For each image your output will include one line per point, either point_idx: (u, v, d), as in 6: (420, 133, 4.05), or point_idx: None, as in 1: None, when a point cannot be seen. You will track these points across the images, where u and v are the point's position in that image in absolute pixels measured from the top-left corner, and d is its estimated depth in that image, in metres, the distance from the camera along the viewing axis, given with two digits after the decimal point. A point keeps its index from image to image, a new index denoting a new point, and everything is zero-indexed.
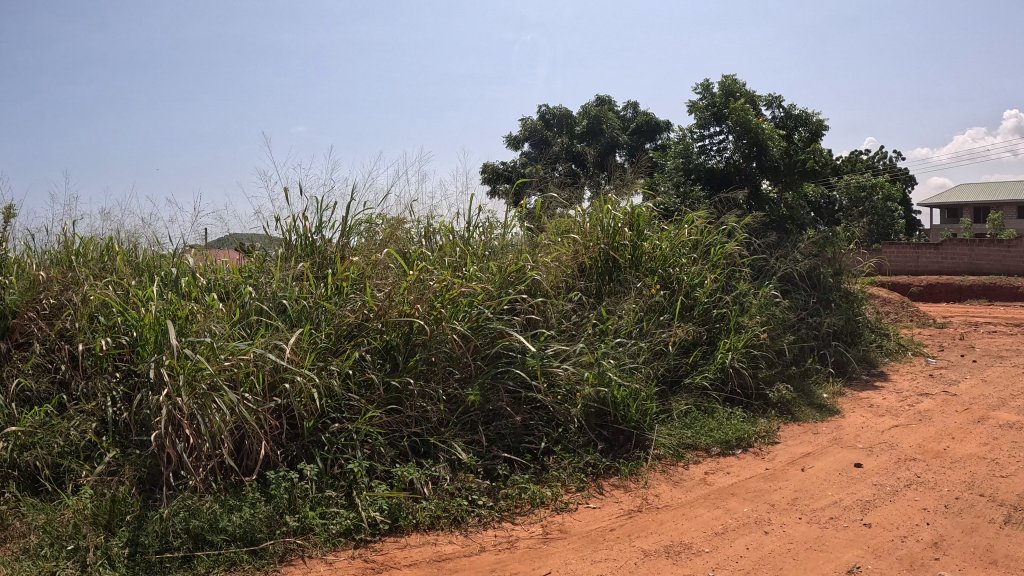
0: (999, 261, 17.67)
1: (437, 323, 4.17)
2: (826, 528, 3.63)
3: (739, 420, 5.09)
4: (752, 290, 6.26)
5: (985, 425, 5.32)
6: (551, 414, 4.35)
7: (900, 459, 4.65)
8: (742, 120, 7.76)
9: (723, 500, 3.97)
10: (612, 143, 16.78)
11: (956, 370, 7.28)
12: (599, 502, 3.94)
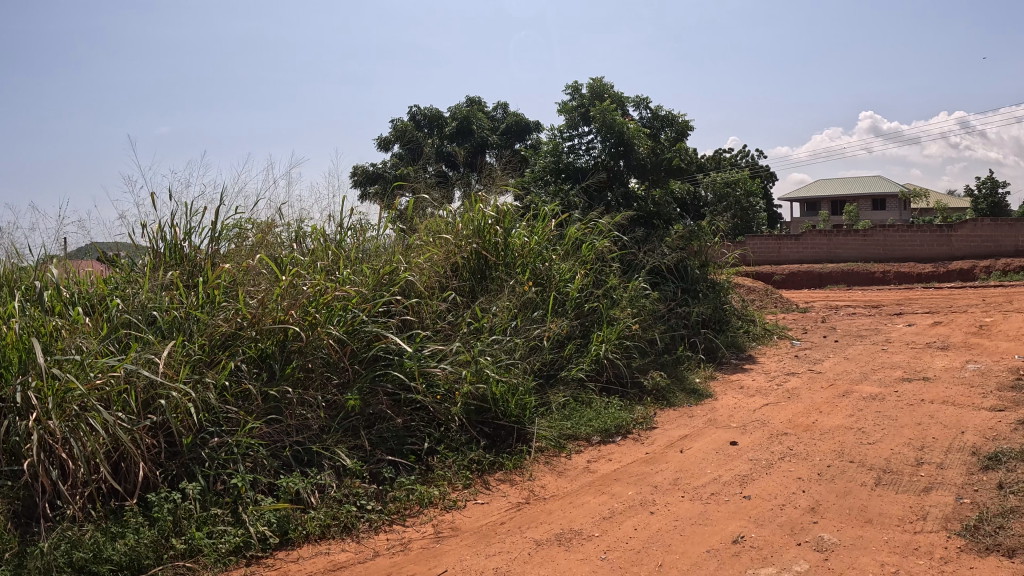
0: (856, 249, 18.96)
1: (312, 329, 4.12)
2: (708, 503, 3.80)
3: (617, 408, 5.28)
4: (623, 283, 6.53)
5: (849, 398, 5.71)
6: (433, 414, 4.38)
7: (773, 435, 4.93)
8: (609, 121, 8.04)
9: (608, 486, 4.10)
10: (482, 143, 17.23)
11: (820, 350, 7.77)
12: (487, 497, 4.00)
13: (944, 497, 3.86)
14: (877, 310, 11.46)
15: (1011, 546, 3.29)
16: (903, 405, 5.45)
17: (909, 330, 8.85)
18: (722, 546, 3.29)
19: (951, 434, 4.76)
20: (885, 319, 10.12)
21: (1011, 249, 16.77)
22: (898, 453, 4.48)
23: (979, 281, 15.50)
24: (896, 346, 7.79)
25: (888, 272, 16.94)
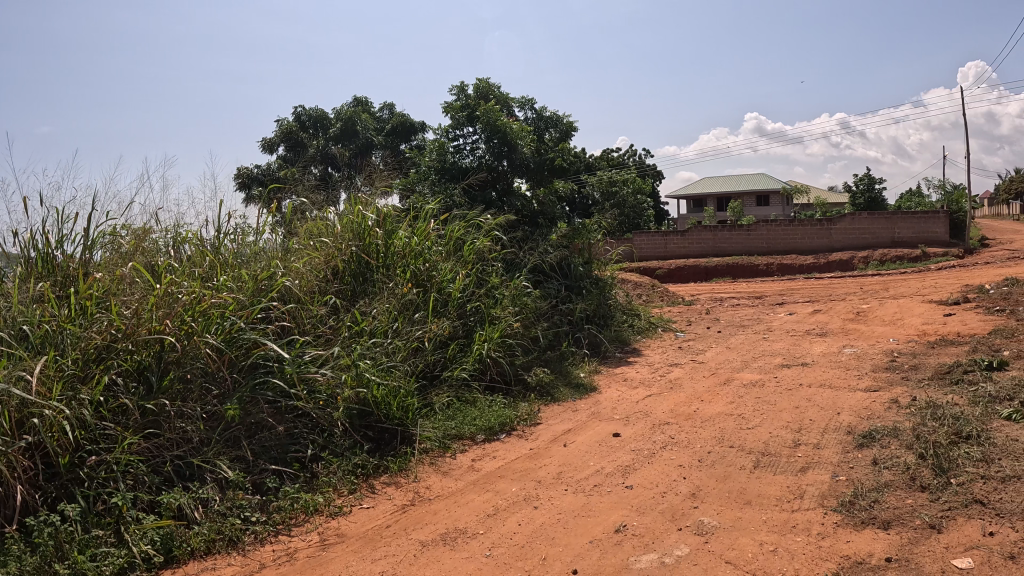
0: (741, 243, 19.63)
1: (189, 338, 3.99)
2: (592, 494, 3.87)
3: (500, 407, 5.35)
4: (504, 282, 6.65)
5: (730, 386, 5.94)
6: (317, 420, 4.35)
7: (655, 424, 5.06)
8: (492, 121, 8.10)
9: (492, 483, 4.12)
10: (367, 143, 18.69)
11: (702, 341, 8.09)
12: (372, 501, 3.97)
13: (820, 475, 4.05)
14: (759, 300, 11.98)
15: (884, 519, 3.50)
16: (782, 390, 5.74)
17: (789, 319, 9.56)
18: (604, 536, 3.35)
19: (827, 415, 5.02)
20: (766, 310, 10.64)
21: (886, 241, 18.18)
22: (776, 436, 4.68)
23: (858, 270, 16.43)
24: (776, 334, 8.33)
25: (772, 263, 17.69)
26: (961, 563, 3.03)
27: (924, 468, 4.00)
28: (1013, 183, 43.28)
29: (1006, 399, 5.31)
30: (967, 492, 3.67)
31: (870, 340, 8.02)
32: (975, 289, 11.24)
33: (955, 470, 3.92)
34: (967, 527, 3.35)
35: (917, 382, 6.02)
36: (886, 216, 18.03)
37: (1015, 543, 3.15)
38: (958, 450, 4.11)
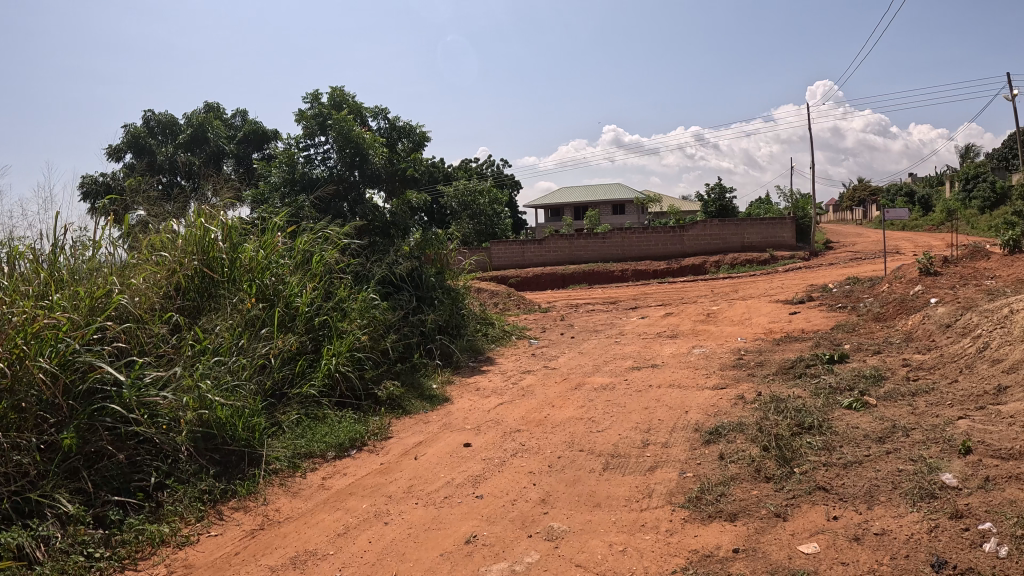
0: (595, 251, 19.98)
1: (20, 363, 3.71)
2: (442, 506, 4.11)
3: (351, 422, 5.62)
4: (352, 294, 6.89)
5: (582, 390, 6.70)
6: (160, 446, 4.20)
7: (506, 432, 5.61)
8: (346, 132, 8.29)
9: (341, 501, 4.30)
10: (217, 151, 19.17)
11: (556, 347, 8.97)
12: (219, 529, 3.93)
13: (669, 473, 4.43)
14: (614, 306, 12.69)
15: (730, 512, 3.79)
16: (632, 393, 6.44)
17: (641, 323, 10.39)
18: (455, 548, 3.47)
19: (675, 415, 5.58)
20: (620, 315, 11.41)
21: (738, 245, 19.16)
22: (626, 437, 5.19)
23: (709, 274, 17.33)
24: (629, 338, 9.23)
25: (626, 270, 18.25)
26: (807, 548, 3.36)
27: (768, 460, 4.42)
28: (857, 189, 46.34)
29: (846, 389, 5.87)
30: (810, 480, 4.11)
31: (718, 340, 8.69)
32: (818, 287, 12.15)
33: (796, 460, 4.37)
34: (812, 514, 3.74)
35: (762, 378, 6.58)
36: (735, 222, 19.05)
37: (857, 525, 3.56)
38: (799, 441, 4.62)
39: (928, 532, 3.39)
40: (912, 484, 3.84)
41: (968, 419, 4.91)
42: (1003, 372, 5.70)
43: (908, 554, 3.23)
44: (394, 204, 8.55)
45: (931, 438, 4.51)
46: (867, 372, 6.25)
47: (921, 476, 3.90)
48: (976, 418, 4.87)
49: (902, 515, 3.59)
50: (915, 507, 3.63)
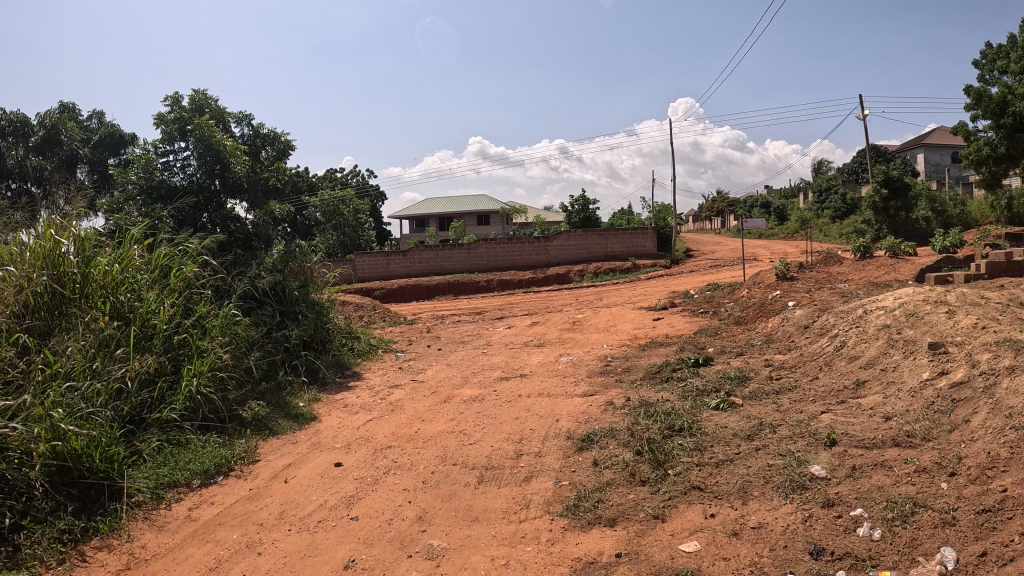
0: (460, 261, 19.81)
1: None
2: (316, 532, 4.09)
3: (216, 446, 5.32)
4: (212, 311, 6.49)
5: (451, 403, 6.76)
6: (11, 484, 3.79)
7: (378, 449, 5.58)
8: (206, 137, 7.78)
9: (212, 532, 4.13)
10: (72, 154, 21.04)
11: (423, 360, 8.81)
12: (83, 572, 3.61)
13: (544, 483, 4.59)
14: (480, 316, 12.73)
15: (609, 517, 3.97)
16: (502, 403, 6.61)
17: (508, 333, 10.45)
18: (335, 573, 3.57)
19: (547, 423, 5.81)
20: (488, 325, 11.43)
21: (600, 253, 19.69)
22: (498, 449, 5.32)
23: (575, 282, 17.69)
24: (495, 349, 9.29)
25: (491, 279, 18.21)
26: (688, 547, 3.56)
27: (642, 464, 4.60)
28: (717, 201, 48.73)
29: (712, 391, 6.08)
30: (685, 481, 4.30)
31: (585, 348, 8.90)
32: (680, 294, 12.71)
33: (669, 461, 4.56)
34: (689, 513, 3.93)
35: (630, 383, 6.77)
36: (599, 232, 19.56)
37: (735, 521, 3.78)
38: (671, 443, 4.80)
39: (802, 521, 3.65)
40: (784, 477, 4.09)
41: (830, 413, 5.25)
42: (860, 367, 6.06)
43: (786, 544, 3.48)
44: (255, 215, 8.14)
45: (796, 432, 4.82)
46: (731, 373, 6.54)
47: (790, 470, 4.16)
48: (838, 412, 5.23)
49: (776, 507, 3.84)
50: (787, 498, 3.89)
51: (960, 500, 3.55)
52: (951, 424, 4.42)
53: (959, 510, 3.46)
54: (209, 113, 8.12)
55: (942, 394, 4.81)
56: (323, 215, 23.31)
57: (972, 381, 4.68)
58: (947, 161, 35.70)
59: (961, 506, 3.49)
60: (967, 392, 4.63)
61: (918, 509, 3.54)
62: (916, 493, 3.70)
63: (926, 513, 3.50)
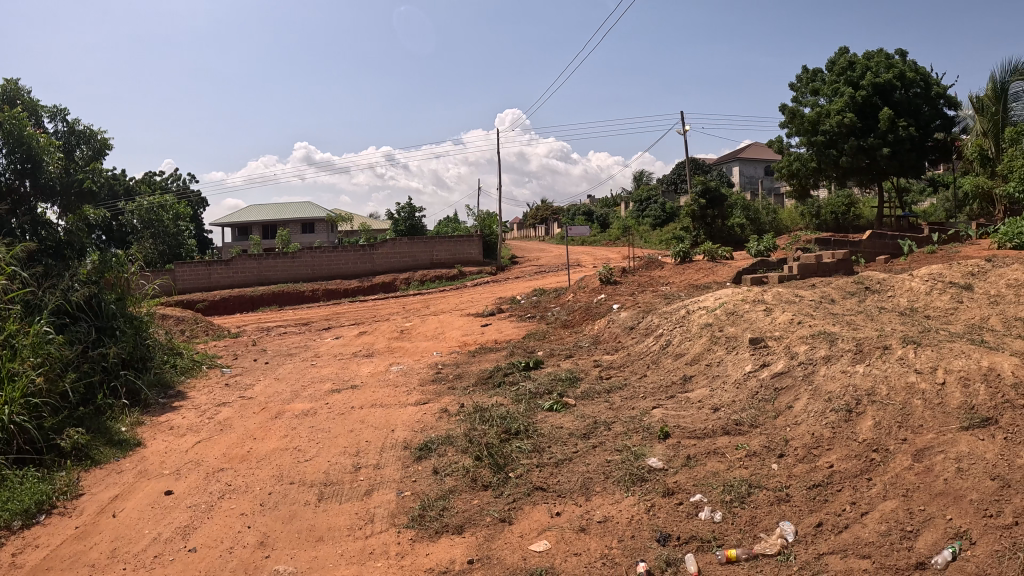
0: (284, 271, 18.96)
1: None
2: (153, 569, 3.64)
3: (35, 482, 4.66)
4: (22, 329, 5.74)
5: (281, 419, 5.95)
6: None
7: (208, 473, 4.87)
8: (16, 133, 7.06)
9: None
10: None
11: (250, 374, 8.16)
12: None
13: (385, 495, 4.08)
14: (306, 327, 12.19)
15: (456, 524, 3.59)
16: (335, 416, 5.83)
17: (336, 344, 10.01)
18: None
19: (382, 434, 5.15)
20: (314, 337, 10.93)
21: (427, 261, 19.70)
22: (334, 464, 4.67)
23: (400, 291, 17.46)
24: (324, 360, 8.72)
25: (317, 289, 17.57)
26: (539, 547, 3.29)
27: (481, 469, 4.18)
28: (539, 211, 50.41)
29: (545, 393, 5.67)
30: (526, 482, 3.94)
31: (416, 356, 8.52)
32: (507, 300, 12.90)
33: (509, 465, 4.17)
34: (534, 514, 3.61)
35: (463, 391, 6.19)
36: (426, 240, 19.57)
37: (580, 516, 3.52)
38: (509, 446, 4.40)
39: (647, 511, 3.45)
40: (623, 471, 3.84)
41: (660, 407, 4.91)
42: (688, 364, 5.82)
43: (633, 534, 3.29)
44: (70, 220, 7.36)
45: (631, 428, 4.49)
46: (562, 376, 6.13)
47: (629, 463, 3.91)
48: (669, 406, 4.88)
49: (619, 500, 3.60)
50: (629, 491, 3.65)
51: (791, 477, 3.50)
52: (775, 410, 4.27)
53: (791, 487, 3.42)
54: (20, 107, 7.45)
55: (766, 384, 4.65)
56: (141, 222, 21.52)
57: (793, 370, 4.61)
58: (760, 173, 39.20)
59: (792, 483, 3.45)
60: (789, 380, 4.54)
61: (755, 490, 3.44)
62: (750, 475, 3.59)
63: (762, 492, 3.43)
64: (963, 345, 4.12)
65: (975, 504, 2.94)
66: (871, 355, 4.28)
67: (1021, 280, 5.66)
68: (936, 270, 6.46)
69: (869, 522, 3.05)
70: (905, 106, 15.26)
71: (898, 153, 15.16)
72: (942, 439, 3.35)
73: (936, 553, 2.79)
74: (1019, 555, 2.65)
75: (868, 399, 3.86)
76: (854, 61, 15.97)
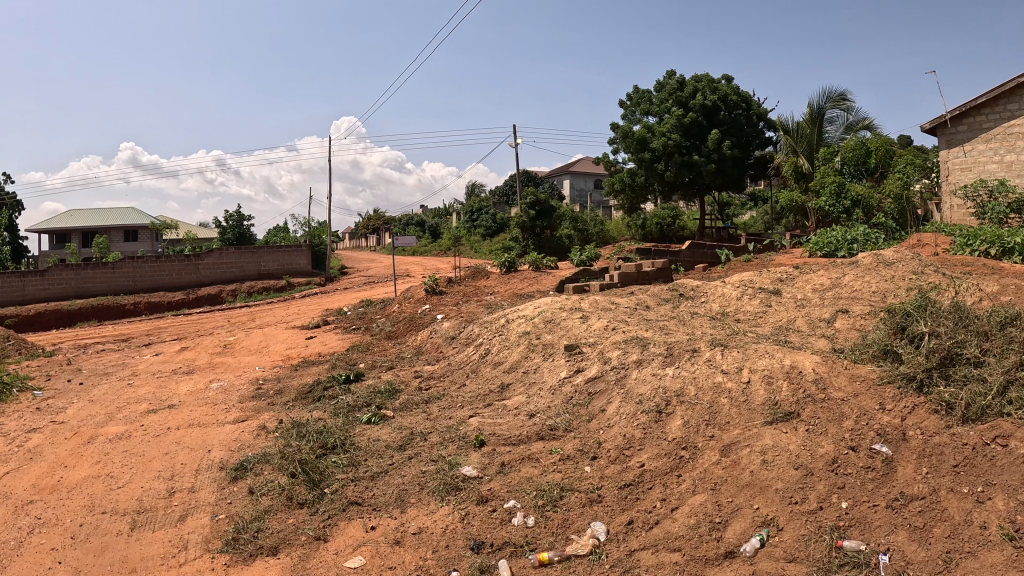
0: (105, 281, 17.60)
1: None
2: None
3: None
4: None
5: (95, 444, 5.51)
6: None
7: (17, 507, 4.41)
8: None
9: None
10: None
11: (65, 396, 7.51)
12: None
13: (200, 520, 3.85)
14: (126, 343, 11.38)
15: (271, 545, 3.43)
16: (151, 438, 5.48)
17: (156, 361, 9.41)
18: None
19: (198, 455, 4.87)
20: (132, 354, 10.22)
21: (253, 271, 19.15)
22: (148, 489, 4.38)
23: (227, 303, 16.81)
24: (142, 379, 8.16)
25: (138, 302, 16.49)
26: (353, 563, 3.19)
27: (297, 486, 4.01)
28: (371, 219, 49.76)
29: (363, 406, 5.52)
30: (341, 497, 3.83)
31: (235, 372, 8.04)
32: (334, 311, 12.64)
33: (325, 480, 4.04)
34: (349, 529, 3.51)
35: (283, 405, 5.98)
36: (251, 250, 18.99)
37: (395, 529, 3.44)
38: (324, 461, 4.26)
39: (460, 520, 3.42)
40: (438, 481, 3.80)
41: (477, 416, 4.93)
42: (504, 372, 5.88)
43: (447, 543, 3.26)
44: None
45: (447, 438, 4.47)
46: (381, 388, 5.97)
47: (443, 473, 3.87)
48: (485, 414, 4.90)
49: (434, 510, 3.55)
50: (444, 501, 3.62)
51: (603, 479, 3.59)
52: (588, 414, 4.39)
53: (603, 488, 3.51)
54: None
55: (579, 389, 4.77)
56: None
57: (605, 376, 4.77)
58: (590, 187, 40.73)
59: (604, 484, 3.54)
60: (601, 384, 4.68)
61: (566, 493, 3.51)
62: (562, 478, 3.65)
63: (572, 495, 3.49)
64: (767, 346, 4.43)
65: (781, 493, 3.13)
66: (680, 358, 4.51)
67: (825, 285, 6.15)
68: (748, 277, 6.92)
69: (679, 517, 3.17)
70: (729, 126, 16.31)
71: (723, 170, 16.28)
72: (749, 434, 3.55)
73: (744, 542, 2.95)
74: (825, 538, 2.86)
75: (677, 399, 4.04)
76: (682, 82, 16.80)
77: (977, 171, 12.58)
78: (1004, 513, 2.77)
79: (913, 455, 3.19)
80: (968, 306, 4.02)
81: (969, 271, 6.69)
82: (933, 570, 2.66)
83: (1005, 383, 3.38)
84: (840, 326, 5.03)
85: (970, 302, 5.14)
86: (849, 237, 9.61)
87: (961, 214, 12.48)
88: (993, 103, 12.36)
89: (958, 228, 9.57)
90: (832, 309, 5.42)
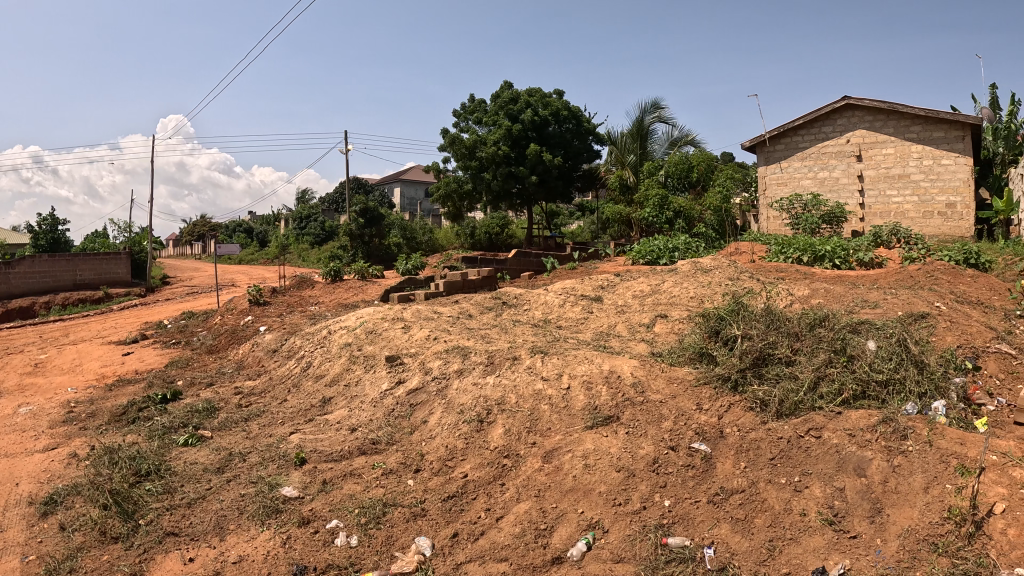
0: None
1: None
2: None
3: None
4: None
5: None
6: None
7: None
8: None
9: None
10: None
11: None
12: None
13: (7, 563, 3.48)
14: None
15: None
16: None
17: None
18: None
19: (3, 489, 4.43)
20: None
21: (69, 282, 17.79)
22: None
23: (39, 317, 15.48)
24: None
25: None
26: None
27: (110, 519, 3.73)
28: (196, 227, 47.30)
29: (179, 428, 5.22)
30: (158, 528, 3.60)
31: (45, 394, 7.37)
32: (152, 325, 11.89)
33: (140, 511, 3.78)
34: (167, 563, 3.30)
35: (94, 430, 5.55)
36: (66, 257, 17.67)
37: (215, 560, 3.26)
38: (137, 490, 3.98)
39: (282, 544, 3.29)
40: (257, 504, 3.64)
41: (298, 432, 4.78)
42: (326, 386, 5.74)
43: (269, 571, 3.12)
44: None
45: (266, 457, 4.30)
46: (199, 406, 5.66)
47: (262, 495, 3.71)
48: (306, 430, 4.76)
49: (254, 536, 3.40)
50: (264, 525, 3.47)
51: (427, 492, 3.57)
52: (410, 426, 4.36)
53: (427, 501, 3.49)
54: None
55: (401, 401, 4.73)
56: None
57: (426, 387, 4.75)
58: (421, 196, 40.87)
59: (428, 497, 3.52)
60: (422, 396, 4.66)
61: (389, 509, 3.46)
62: (385, 494, 3.60)
63: (396, 511, 3.45)
64: (586, 352, 4.59)
65: (604, 496, 3.23)
66: (500, 366, 4.60)
67: (644, 291, 6.46)
68: (572, 284, 7.14)
69: (505, 526, 3.20)
70: (557, 139, 16.93)
71: (545, 181, 16.82)
72: (570, 439, 3.66)
73: (570, 546, 3.03)
74: (649, 537, 2.97)
75: (498, 408, 4.09)
76: (515, 95, 16.96)
77: (793, 187, 13.71)
78: (821, 500, 3.00)
79: (731, 451, 3.38)
80: (775, 309, 4.34)
81: (781, 276, 7.24)
82: (754, 559, 2.81)
83: (814, 380, 3.68)
84: (659, 331, 5.30)
85: (780, 306, 5.56)
86: (670, 246, 10.16)
87: (777, 224, 13.58)
88: (810, 124, 13.42)
89: (770, 237, 10.32)
90: (651, 314, 5.70)
